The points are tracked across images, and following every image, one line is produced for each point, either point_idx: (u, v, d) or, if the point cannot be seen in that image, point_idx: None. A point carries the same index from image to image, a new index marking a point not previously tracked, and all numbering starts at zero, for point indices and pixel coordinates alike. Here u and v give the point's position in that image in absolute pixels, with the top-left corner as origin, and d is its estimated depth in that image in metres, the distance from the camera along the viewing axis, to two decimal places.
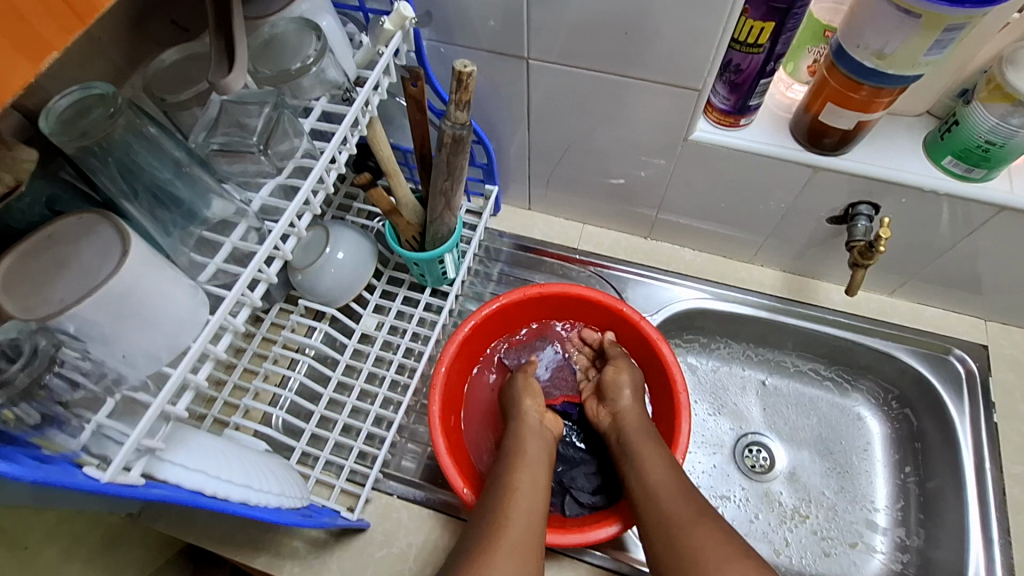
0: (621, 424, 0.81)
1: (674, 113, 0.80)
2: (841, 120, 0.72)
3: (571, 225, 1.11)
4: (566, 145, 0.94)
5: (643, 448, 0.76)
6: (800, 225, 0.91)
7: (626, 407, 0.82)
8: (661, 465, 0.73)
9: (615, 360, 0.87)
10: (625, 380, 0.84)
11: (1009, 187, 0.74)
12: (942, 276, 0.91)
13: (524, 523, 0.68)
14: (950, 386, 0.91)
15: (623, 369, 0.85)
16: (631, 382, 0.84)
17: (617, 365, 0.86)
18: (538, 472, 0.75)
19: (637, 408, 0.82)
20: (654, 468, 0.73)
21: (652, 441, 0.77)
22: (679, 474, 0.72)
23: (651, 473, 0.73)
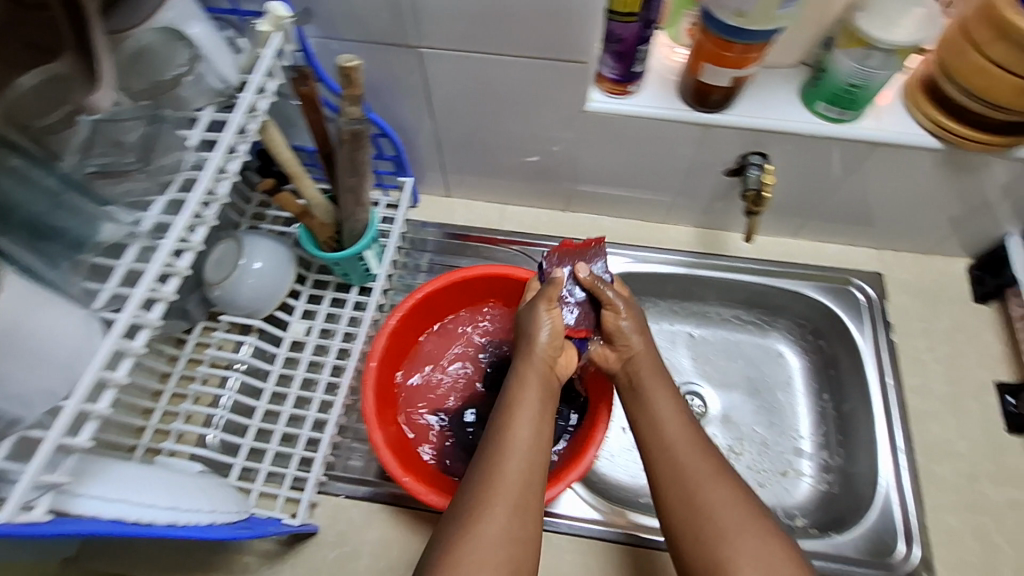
0: (634, 376, 0.80)
1: (567, 86, 0.81)
2: (719, 78, 0.75)
3: (491, 207, 1.12)
4: (471, 129, 0.94)
5: (657, 398, 0.77)
6: (702, 181, 0.95)
7: (636, 352, 0.81)
8: (673, 418, 0.75)
9: (622, 301, 0.83)
10: (637, 322, 0.82)
11: (878, 125, 0.79)
12: (835, 213, 0.97)
13: (527, 467, 0.68)
14: (853, 313, 0.98)
15: (632, 315, 0.82)
16: (640, 326, 0.82)
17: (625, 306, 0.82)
18: (545, 412, 0.74)
19: (646, 354, 0.81)
20: (667, 420, 0.74)
21: (664, 390, 0.77)
22: (693, 428, 0.74)
23: (664, 424, 0.74)
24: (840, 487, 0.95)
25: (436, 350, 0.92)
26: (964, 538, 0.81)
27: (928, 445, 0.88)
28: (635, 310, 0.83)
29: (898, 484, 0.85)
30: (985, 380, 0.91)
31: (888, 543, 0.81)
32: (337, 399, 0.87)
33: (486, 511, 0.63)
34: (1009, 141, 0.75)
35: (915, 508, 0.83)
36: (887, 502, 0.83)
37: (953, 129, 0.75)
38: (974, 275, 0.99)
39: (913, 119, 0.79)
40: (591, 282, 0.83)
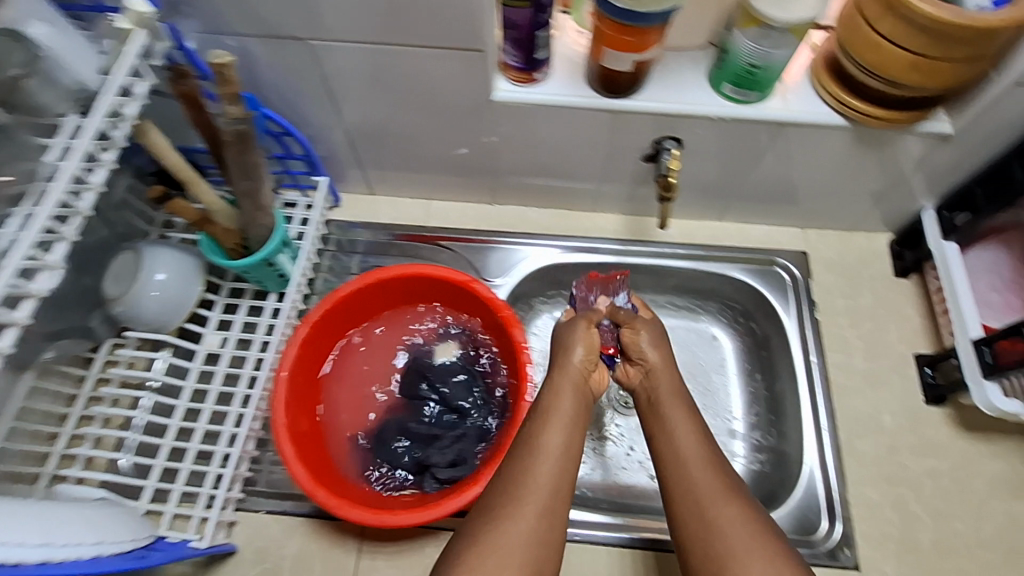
0: (653, 391, 0.77)
1: (470, 77, 0.79)
2: (620, 62, 0.74)
3: (416, 203, 1.09)
4: (381, 124, 0.91)
5: (674, 412, 0.73)
6: (622, 168, 0.94)
7: (654, 366, 0.79)
8: (689, 432, 0.71)
9: (648, 322, 0.83)
10: (657, 338, 0.81)
11: (784, 105, 0.79)
12: (755, 194, 0.97)
13: (547, 478, 0.64)
14: (778, 293, 0.98)
15: (654, 335, 0.81)
16: (660, 342, 0.81)
17: (647, 327, 0.82)
18: (569, 422, 0.70)
19: (667, 367, 0.79)
20: (682, 434, 0.71)
21: (682, 403, 0.75)
22: (708, 444, 0.70)
23: (677, 438, 0.71)
24: (770, 465, 0.96)
25: (358, 356, 0.89)
26: (884, 511, 0.83)
27: (849, 421, 0.89)
28: (658, 329, 0.83)
29: (821, 462, 0.86)
30: (905, 353, 0.93)
31: (813, 520, 0.82)
32: (248, 411, 0.83)
33: (498, 524, 0.60)
34: (909, 116, 0.76)
35: (837, 484, 0.84)
36: (811, 481, 0.84)
37: (855, 107, 0.76)
38: (894, 250, 1.00)
39: (819, 97, 0.79)
40: (613, 310, 0.84)
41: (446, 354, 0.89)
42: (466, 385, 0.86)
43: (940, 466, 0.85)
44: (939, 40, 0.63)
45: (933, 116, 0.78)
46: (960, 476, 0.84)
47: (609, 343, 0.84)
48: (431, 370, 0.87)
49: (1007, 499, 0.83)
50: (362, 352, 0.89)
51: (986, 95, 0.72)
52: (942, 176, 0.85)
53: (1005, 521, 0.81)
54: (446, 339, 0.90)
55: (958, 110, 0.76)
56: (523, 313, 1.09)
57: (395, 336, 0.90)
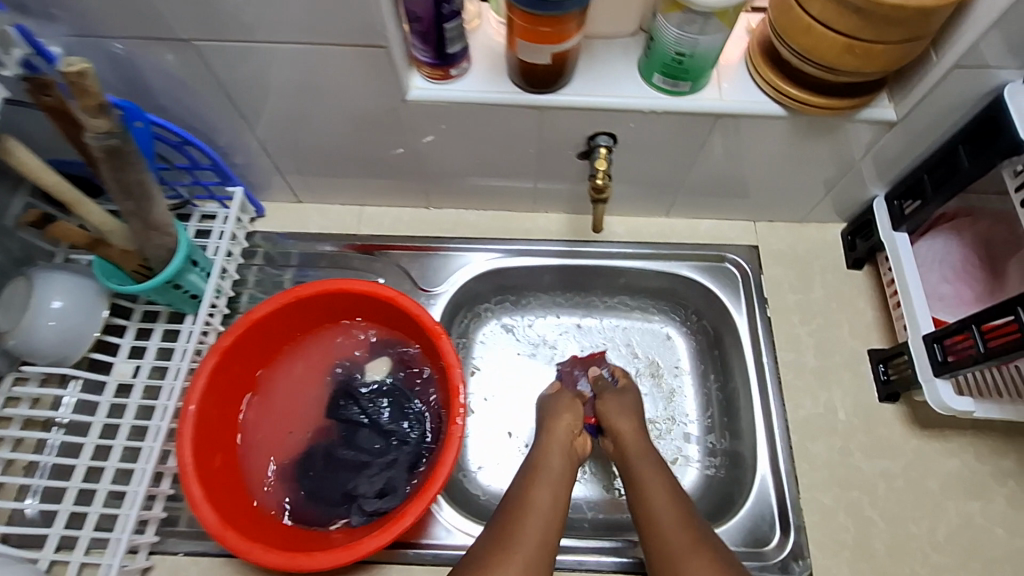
0: (627, 449, 0.82)
1: (379, 77, 0.72)
2: (539, 56, 0.67)
3: (347, 209, 1.03)
4: (294, 129, 0.84)
5: (645, 470, 0.78)
6: (558, 167, 0.88)
7: (623, 426, 0.83)
8: (663, 488, 0.76)
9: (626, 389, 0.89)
10: (628, 402, 0.87)
11: (719, 95, 0.74)
12: (700, 189, 0.92)
13: (532, 535, 0.70)
14: (729, 290, 0.94)
15: (629, 401, 0.87)
16: (632, 406, 0.86)
17: (623, 393, 0.88)
18: (553, 483, 0.77)
19: (637, 426, 0.84)
20: (653, 491, 0.75)
21: (653, 460, 0.80)
22: (680, 499, 0.75)
23: (651, 496, 0.75)
24: (724, 469, 0.92)
25: (282, 378, 0.83)
26: (837, 517, 0.80)
27: (802, 423, 0.85)
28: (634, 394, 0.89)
29: (774, 469, 0.82)
30: (858, 349, 0.89)
31: (764, 527, 0.79)
32: (156, 445, 0.77)
33: None
34: (851, 103, 0.71)
35: (789, 489, 0.81)
36: (764, 488, 0.81)
37: (793, 96, 0.71)
38: (846, 239, 0.96)
39: (755, 86, 0.74)
40: (595, 380, 0.93)
41: (377, 373, 0.83)
42: (397, 405, 0.81)
43: (893, 467, 0.82)
44: (871, 22, 0.58)
45: (876, 101, 0.73)
46: (913, 477, 0.82)
47: (590, 411, 0.91)
48: (359, 391, 0.81)
49: (961, 498, 0.80)
50: (286, 376, 0.83)
51: (927, 78, 0.68)
52: (888, 165, 0.81)
53: (959, 521, 0.79)
54: (377, 355, 0.84)
55: (901, 96, 0.72)
56: (467, 321, 1.03)
57: (322, 355, 0.84)
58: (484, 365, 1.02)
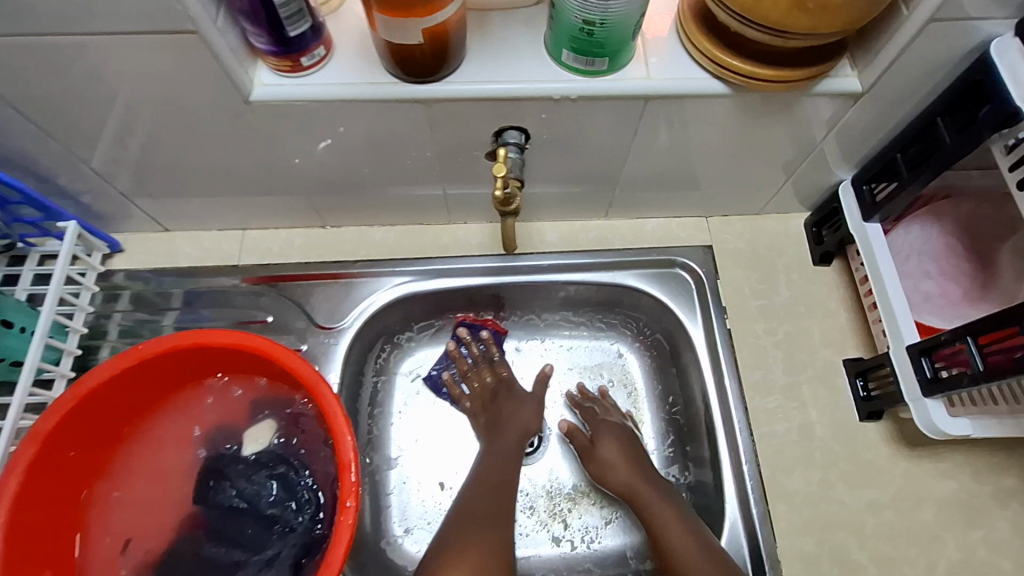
0: (634, 493, 0.73)
1: (207, 74, 0.55)
2: (407, 35, 0.52)
3: (228, 235, 0.86)
4: (128, 144, 0.67)
5: (658, 511, 0.70)
6: (467, 171, 0.73)
7: (621, 465, 0.75)
8: (684, 535, 0.67)
9: (602, 425, 0.79)
10: (615, 437, 0.77)
11: (645, 73, 0.59)
12: (639, 184, 0.78)
13: (481, 559, 0.66)
14: (682, 299, 0.80)
15: (612, 437, 0.78)
16: (620, 441, 0.77)
17: (602, 431, 0.78)
18: (495, 499, 0.72)
19: (632, 463, 0.75)
20: (673, 532, 0.67)
21: (664, 498, 0.71)
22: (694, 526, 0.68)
23: (673, 543, 0.67)
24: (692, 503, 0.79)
25: (138, 458, 0.66)
26: (821, 564, 0.68)
27: (772, 453, 0.73)
28: (618, 429, 0.79)
29: (743, 512, 0.69)
30: (832, 359, 0.77)
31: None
32: None
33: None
34: (809, 73, 0.57)
35: (763, 533, 0.68)
36: (734, 534, 0.69)
37: (737, 70, 0.56)
38: (811, 231, 0.83)
39: (689, 57, 0.60)
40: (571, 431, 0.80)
41: (253, 443, 0.67)
42: (282, 484, 0.65)
43: (881, 497, 0.70)
44: None
45: (836, 69, 0.60)
46: (905, 508, 0.70)
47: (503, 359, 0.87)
48: (231, 468, 0.66)
49: (960, 529, 0.69)
50: (144, 453, 0.66)
51: (897, 35, 0.54)
52: (855, 143, 0.68)
53: (960, 556, 0.68)
54: (258, 419, 0.68)
55: (865, 60, 0.59)
56: (385, 355, 0.88)
57: (188, 424, 0.67)
58: (409, 407, 0.87)
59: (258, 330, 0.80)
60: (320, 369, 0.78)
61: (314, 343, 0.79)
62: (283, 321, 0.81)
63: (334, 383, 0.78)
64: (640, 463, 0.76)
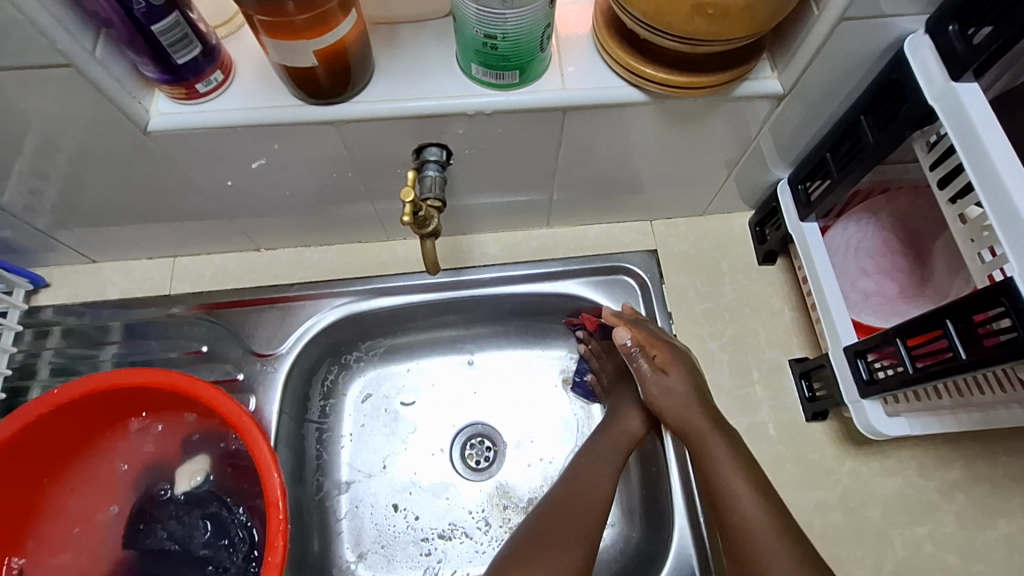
0: (689, 428, 0.68)
1: (96, 105, 0.53)
2: (298, 57, 0.50)
3: (160, 263, 0.84)
4: (33, 178, 0.64)
5: (726, 469, 0.64)
6: (394, 187, 0.71)
7: (687, 402, 0.69)
8: (747, 486, 0.63)
9: (670, 354, 0.71)
10: (688, 377, 0.70)
11: (561, 83, 0.57)
12: (576, 192, 0.76)
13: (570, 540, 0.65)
14: (626, 305, 0.80)
15: (682, 368, 0.70)
16: (692, 382, 0.70)
17: (671, 360, 0.71)
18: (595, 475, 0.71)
19: (700, 402, 0.69)
20: (729, 474, 0.64)
21: (732, 454, 0.65)
22: (750, 467, 0.64)
23: (735, 490, 0.63)
24: (641, 501, 0.78)
25: (66, 502, 0.64)
26: None
27: None
28: (687, 363, 0.72)
29: (691, 520, 0.70)
30: (778, 360, 0.77)
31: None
32: None
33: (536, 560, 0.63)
34: (729, 76, 0.55)
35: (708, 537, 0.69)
36: (683, 547, 0.69)
37: (652, 77, 0.55)
38: (754, 231, 0.83)
39: (606, 65, 0.58)
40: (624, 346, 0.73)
41: (185, 481, 0.65)
42: (214, 525, 0.63)
43: (828, 498, 0.70)
44: None
45: (756, 71, 0.59)
46: (851, 508, 0.70)
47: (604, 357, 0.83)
48: (161, 510, 0.64)
49: (906, 525, 0.69)
50: (74, 496, 0.64)
51: (809, 37, 0.53)
52: (788, 141, 0.67)
53: (906, 553, 0.68)
54: (190, 456, 0.66)
55: (783, 61, 0.57)
56: (333, 377, 0.86)
57: (116, 463, 0.65)
58: (360, 428, 0.85)
59: (194, 361, 0.78)
60: (258, 399, 0.76)
61: (253, 372, 0.77)
62: (220, 349, 0.79)
63: (275, 412, 0.76)
64: (704, 391, 0.70)
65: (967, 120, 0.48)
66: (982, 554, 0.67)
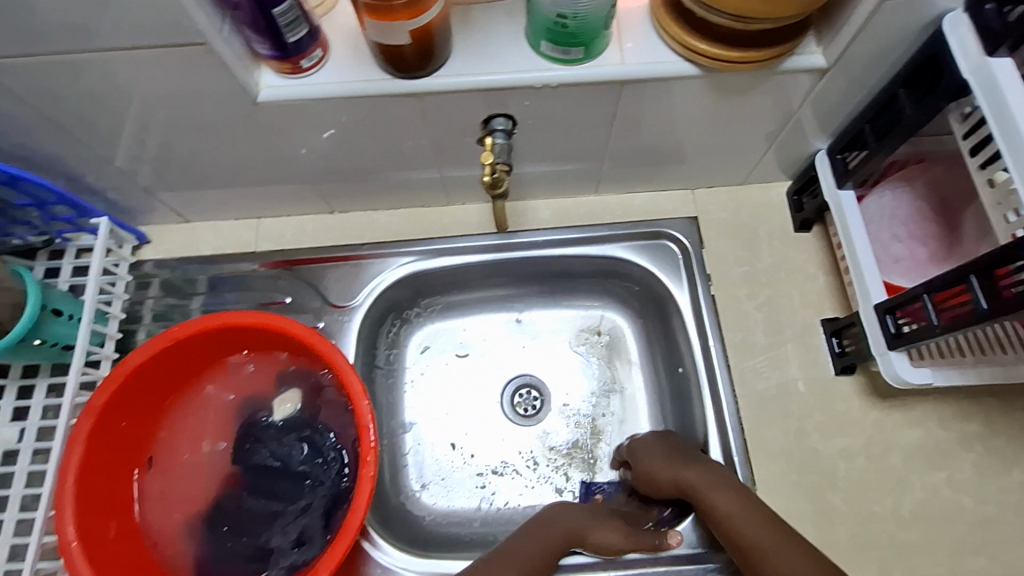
0: (684, 483, 0.72)
1: (218, 77, 0.60)
2: (395, 36, 0.56)
3: (244, 224, 0.93)
4: (149, 144, 0.72)
5: (724, 511, 0.67)
6: (459, 155, 0.78)
7: (670, 466, 0.73)
8: (748, 517, 0.66)
9: (640, 440, 0.79)
10: (654, 450, 0.76)
11: (620, 58, 0.63)
12: (624, 161, 0.82)
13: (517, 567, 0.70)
14: (668, 266, 0.86)
15: (651, 445, 0.77)
16: (663, 449, 0.75)
17: (642, 443, 0.78)
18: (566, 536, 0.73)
19: (683, 461, 0.73)
20: (724, 506, 0.68)
21: (729, 492, 0.68)
22: (748, 498, 0.68)
23: (736, 525, 0.66)
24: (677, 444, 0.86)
25: (180, 426, 0.74)
26: (797, 505, 0.75)
27: (754, 407, 0.79)
28: (655, 438, 0.77)
29: (727, 462, 0.76)
30: (810, 320, 0.82)
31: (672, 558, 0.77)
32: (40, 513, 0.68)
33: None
34: (776, 52, 0.60)
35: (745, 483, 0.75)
36: None
37: (705, 53, 0.60)
38: (792, 200, 0.88)
39: (662, 42, 0.64)
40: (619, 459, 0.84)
41: (283, 409, 0.75)
42: (310, 446, 0.74)
43: (854, 445, 0.76)
44: None
45: (802, 47, 0.63)
46: (875, 453, 0.76)
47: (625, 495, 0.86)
48: (264, 433, 0.74)
49: (926, 471, 0.75)
50: (186, 421, 0.74)
51: (854, 15, 0.58)
52: (829, 114, 0.71)
53: (925, 495, 0.74)
54: (285, 388, 0.76)
55: (829, 37, 0.62)
56: (396, 330, 0.94)
57: (222, 393, 0.76)
58: (421, 376, 0.94)
59: (277, 310, 0.88)
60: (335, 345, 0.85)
61: (329, 321, 0.86)
62: (300, 301, 0.88)
63: (349, 357, 0.85)
64: (683, 453, 0.75)
65: (1000, 93, 0.52)
66: (995, 498, 0.73)
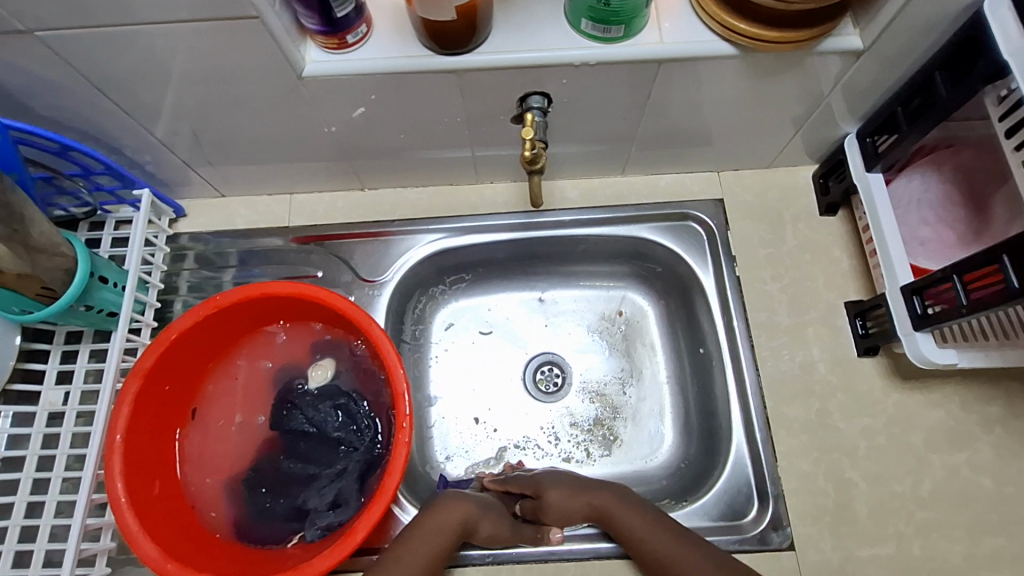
0: (600, 510, 0.74)
1: (266, 51, 0.62)
2: (442, 11, 0.58)
3: (277, 199, 0.95)
4: (191, 119, 0.74)
5: (650, 537, 0.69)
6: (493, 134, 0.79)
7: (580, 497, 0.75)
8: (671, 541, 0.69)
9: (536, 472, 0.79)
10: (562, 484, 0.76)
11: (659, 38, 0.64)
12: (653, 143, 0.83)
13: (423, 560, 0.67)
14: (693, 247, 0.87)
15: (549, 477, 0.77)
16: (570, 482, 0.76)
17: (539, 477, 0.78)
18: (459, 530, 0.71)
19: (589, 493, 0.75)
20: (652, 534, 0.70)
21: (644, 520, 0.71)
22: (667, 522, 0.71)
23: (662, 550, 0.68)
24: (697, 421, 0.88)
25: (219, 391, 0.77)
26: (817, 481, 0.77)
27: (777, 387, 0.81)
28: (550, 475, 0.77)
29: (749, 438, 0.79)
30: (834, 302, 0.84)
31: (595, 535, 0.78)
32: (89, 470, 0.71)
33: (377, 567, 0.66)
34: (812, 33, 0.61)
35: (765, 460, 0.78)
36: (739, 458, 0.78)
37: (744, 32, 0.61)
38: (818, 182, 0.88)
39: (701, 23, 0.64)
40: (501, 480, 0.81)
41: (319, 377, 0.78)
42: (344, 413, 0.76)
43: (874, 424, 0.78)
44: None
45: (838, 29, 0.64)
46: (896, 433, 0.78)
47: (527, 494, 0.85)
48: (301, 399, 0.77)
49: (946, 451, 0.76)
50: (225, 387, 0.77)
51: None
52: (859, 98, 0.72)
53: (944, 475, 0.76)
54: (320, 356, 0.79)
55: (867, 19, 0.62)
56: (422, 306, 0.96)
57: (260, 361, 0.78)
58: (445, 352, 0.96)
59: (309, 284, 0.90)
60: None
61: (360, 295, 0.89)
62: (332, 275, 0.90)
63: None
64: (581, 484, 0.76)
65: None
66: (1014, 478, 0.75)
